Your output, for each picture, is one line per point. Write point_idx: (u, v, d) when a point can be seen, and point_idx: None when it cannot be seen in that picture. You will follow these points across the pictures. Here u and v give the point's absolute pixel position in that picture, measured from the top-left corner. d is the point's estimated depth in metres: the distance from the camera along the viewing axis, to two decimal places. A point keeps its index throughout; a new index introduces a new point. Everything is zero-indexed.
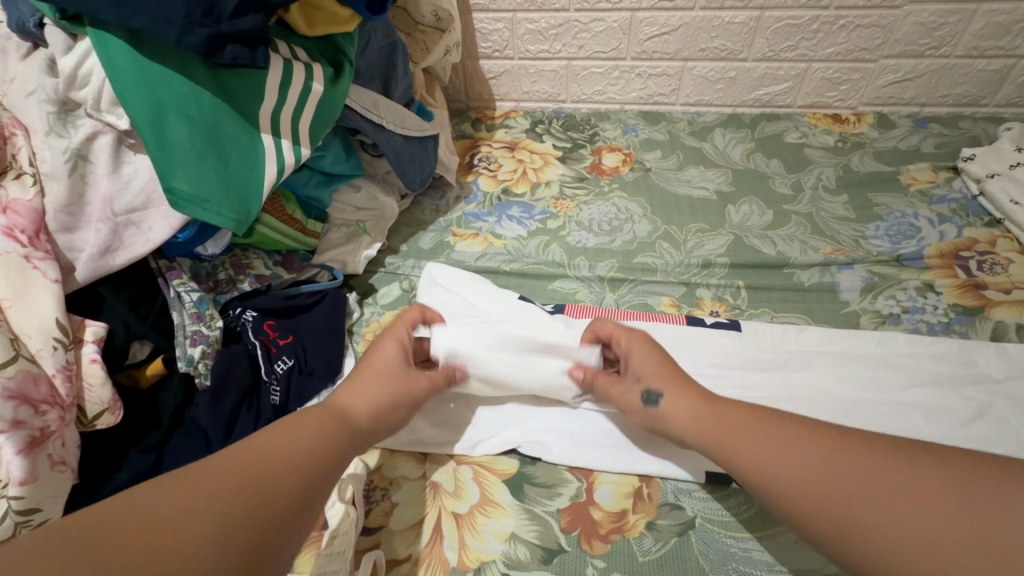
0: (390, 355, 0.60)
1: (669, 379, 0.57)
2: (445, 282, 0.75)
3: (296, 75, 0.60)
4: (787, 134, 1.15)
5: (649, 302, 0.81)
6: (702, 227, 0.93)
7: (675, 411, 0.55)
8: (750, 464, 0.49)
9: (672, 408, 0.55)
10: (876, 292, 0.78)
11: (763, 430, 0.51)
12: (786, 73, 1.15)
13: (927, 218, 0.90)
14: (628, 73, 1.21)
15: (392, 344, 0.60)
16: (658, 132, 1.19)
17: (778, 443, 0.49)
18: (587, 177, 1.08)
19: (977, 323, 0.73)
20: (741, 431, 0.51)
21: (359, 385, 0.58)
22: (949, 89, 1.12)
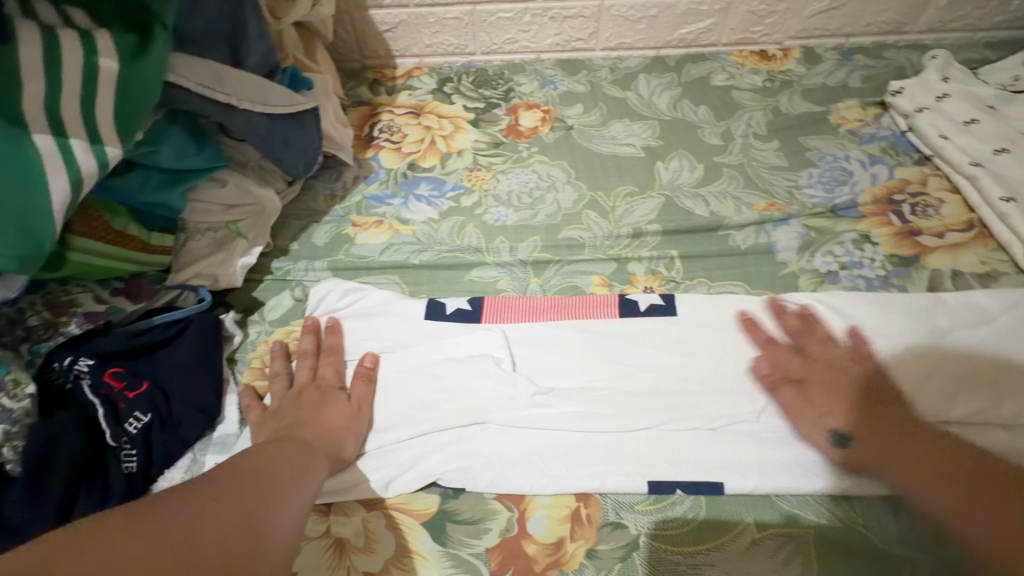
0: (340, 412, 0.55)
1: (859, 417, 0.55)
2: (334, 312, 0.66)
3: (70, 55, 0.45)
4: (714, 76, 1.06)
5: (578, 284, 0.72)
6: (631, 190, 0.84)
7: (868, 451, 0.53)
8: (920, 487, 0.50)
9: (865, 449, 0.53)
10: (813, 249, 0.73)
11: (914, 455, 0.51)
12: (709, 8, 1.06)
13: (859, 160, 0.85)
14: (541, 16, 1.08)
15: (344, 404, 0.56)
16: (579, 82, 1.08)
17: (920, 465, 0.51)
18: (504, 142, 0.95)
19: (914, 273, 0.70)
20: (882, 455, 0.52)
21: (314, 425, 0.53)
22: (874, 17, 1.06)
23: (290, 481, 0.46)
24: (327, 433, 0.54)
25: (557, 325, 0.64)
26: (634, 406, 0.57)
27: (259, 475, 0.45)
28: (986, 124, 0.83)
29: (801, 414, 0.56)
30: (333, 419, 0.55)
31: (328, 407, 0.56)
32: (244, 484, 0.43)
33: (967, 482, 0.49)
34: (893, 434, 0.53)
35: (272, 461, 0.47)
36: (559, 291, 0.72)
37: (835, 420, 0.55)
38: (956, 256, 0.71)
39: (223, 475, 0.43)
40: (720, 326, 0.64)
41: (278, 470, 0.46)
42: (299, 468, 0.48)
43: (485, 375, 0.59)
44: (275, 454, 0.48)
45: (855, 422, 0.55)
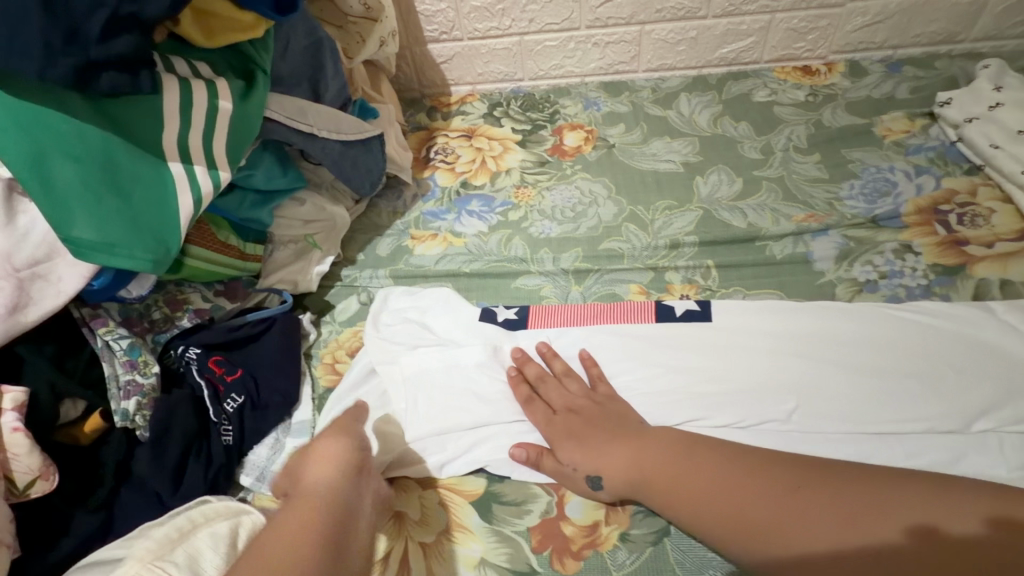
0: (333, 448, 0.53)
1: (581, 432, 0.58)
2: (397, 309, 0.74)
3: (197, 95, 0.56)
4: (756, 92, 1.09)
5: (617, 292, 0.77)
6: (670, 205, 0.88)
7: (610, 471, 0.55)
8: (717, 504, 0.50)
9: (606, 471, 0.55)
10: (852, 259, 0.74)
11: (742, 478, 0.51)
12: (749, 27, 1.09)
13: (904, 171, 0.86)
14: (584, 43, 1.15)
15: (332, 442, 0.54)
16: (621, 103, 1.14)
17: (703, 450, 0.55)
18: (549, 161, 1.03)
19: (958, 283, 0.70)
20: (771, 507, 0.49)
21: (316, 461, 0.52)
22: (923, 28, 1.06)
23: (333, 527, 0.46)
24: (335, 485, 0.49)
25: (597, 329, 0.69)
26: (668, 405, 0.61)
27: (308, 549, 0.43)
28: None
29: (556, 431, 0.59)
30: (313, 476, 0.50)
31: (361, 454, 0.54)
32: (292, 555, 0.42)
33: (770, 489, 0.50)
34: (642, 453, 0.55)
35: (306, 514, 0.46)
36: (598, 298, 0.77)
37: (585, 470, 0.56)
38: (1006, 266, 0.70)
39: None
40: (756, 332, 0.66)
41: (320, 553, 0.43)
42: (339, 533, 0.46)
43: (534, 372, 0.64)
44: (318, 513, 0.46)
45: (579, 439, 0.58)
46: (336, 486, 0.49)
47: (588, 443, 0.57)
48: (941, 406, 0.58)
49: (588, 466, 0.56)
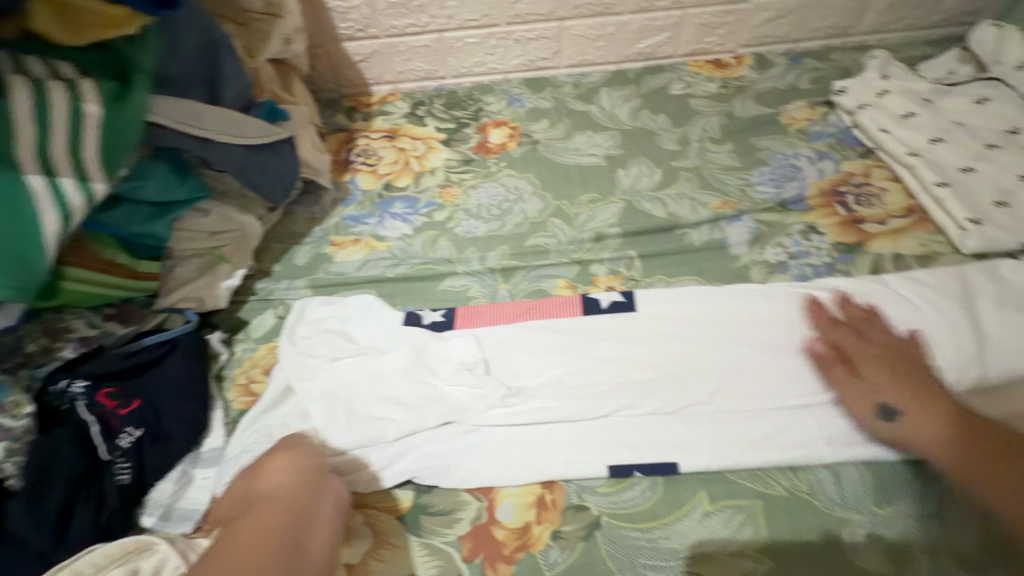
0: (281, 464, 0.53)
1: (919, 389, 0.57)
2: (316, 320, 0.70)
3: (58, 99, 0.50)
4: (672, 86, 1.12)
5: (545, 287, 0.76)
6: (593, 198, 0.89)
7: (921, 426, 0.55)
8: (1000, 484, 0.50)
9: (918, 425, 0.55)
10: (763, 242, 0.77)
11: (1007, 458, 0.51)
12: (663, 23, 1.12)
13: (807, 156, 0.91)
14: (505, 39, 1.15)
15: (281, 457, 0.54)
16: (544, 99, 1.14)
17: (893, 413, 0.56)
18: (474, 159, 1.01)
19: (857, 259, 0.74)
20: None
21: (269, 469, 0.53)
22: (819, 22, 1.13)
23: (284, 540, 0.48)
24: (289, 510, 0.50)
25: (524, 326, 0.68)
26: (596, 398, 0.61)
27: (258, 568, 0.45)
28: (923, 116, 0.88)
29: (880, 381, 0.58)
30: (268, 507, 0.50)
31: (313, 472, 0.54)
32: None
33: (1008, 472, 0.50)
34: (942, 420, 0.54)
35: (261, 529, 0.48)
36: (526, 296, 0.75)
37: (886, 396, 0.57)
38: (898, 241, 0.75)
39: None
40: (679, 318, 0.68)
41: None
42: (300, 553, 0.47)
43: (462, 376, 0.63)
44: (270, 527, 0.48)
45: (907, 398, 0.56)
46: (286, 494, 0.51)
47: (916, 393, 0.56)
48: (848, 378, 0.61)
49: (891, 397, 0.57)
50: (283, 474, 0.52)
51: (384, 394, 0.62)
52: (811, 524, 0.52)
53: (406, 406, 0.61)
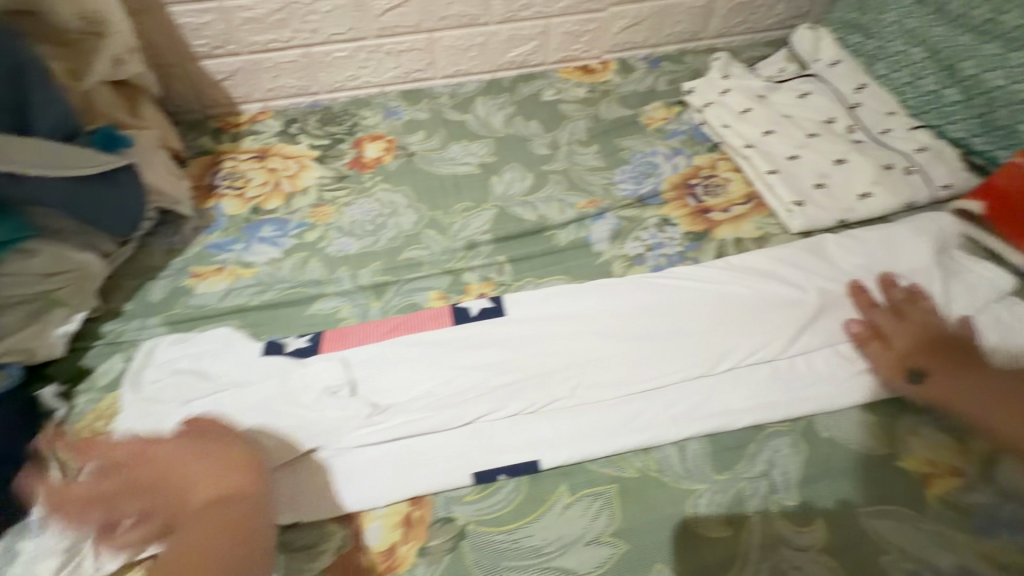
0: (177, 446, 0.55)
1: (931, 355, 0.60)
2: (163, 365, 0.65)
3: None
4: (543, 92, 1.16)
5: (417, 300, 0.76)
6: (467, 206, 0.90)
7: (934, 392, 0.58)
8: None
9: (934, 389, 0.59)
10: (623, 237, 0.82)
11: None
12: (530, 32, 1.16)
13: (664, 153, 0.97)
14: (376, 52, 1.13)
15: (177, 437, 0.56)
16: (421, 111, 1.14)
17: (920, 375, 0.59)
18: (348, 175, 0.99)
19: (704, 247, 0.80)
20: None
21: (166, 447, 0.55)
22: (672, 28, 1.21)
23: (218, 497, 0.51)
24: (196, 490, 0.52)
25: (392, 343, 0.67)
26: (460, 405, 0.61)
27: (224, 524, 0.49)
28: (758, 111, 0.97)
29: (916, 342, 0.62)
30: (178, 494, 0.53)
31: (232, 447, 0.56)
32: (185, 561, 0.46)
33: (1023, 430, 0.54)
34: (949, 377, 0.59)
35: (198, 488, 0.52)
36: (398, 311, 0.75)
37: (915, 361, 0.60)
38: (739, 227, 0.83)
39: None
40: (544, 318, 0.70)
41: (199, 553, 0.47)
42: (239, 503, 0.51)
43: (322, 402, 0.61)
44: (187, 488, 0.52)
45: (927, 360, 0.60)
46: (200, 453, 0.54)
47: (933, 357, 0.60)
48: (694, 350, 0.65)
49: (912, 362, 0.60)
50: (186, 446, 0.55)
51: (237, 433, 0.59)
52: (661, 502, 0.54)
53: (260, 444, 0.59)
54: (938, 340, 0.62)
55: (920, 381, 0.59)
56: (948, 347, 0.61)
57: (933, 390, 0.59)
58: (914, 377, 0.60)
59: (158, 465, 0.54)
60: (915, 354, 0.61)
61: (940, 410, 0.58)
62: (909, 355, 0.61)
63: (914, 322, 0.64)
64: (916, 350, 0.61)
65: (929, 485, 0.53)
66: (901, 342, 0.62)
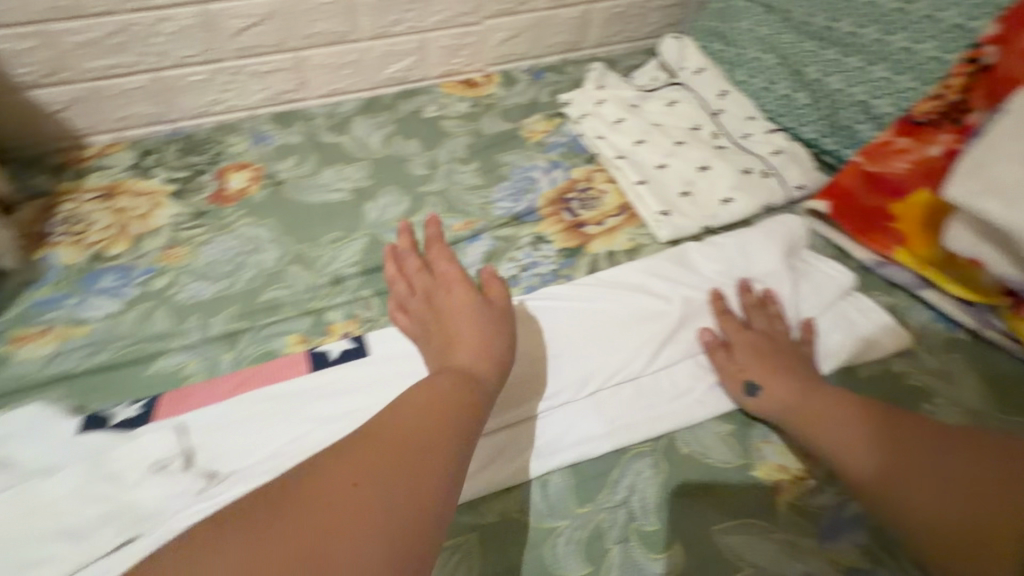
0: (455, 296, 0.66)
1: (768, 370, 0.61)
2: None
3: None
4: (425, 108, 1.13)
5: (274, 347, 0.70)
6: (336, 236, 0.85)
7: (774, 403, 0.59)
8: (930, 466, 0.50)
9: (772, 399, 0.59)
10: (497, 259, 0.80)
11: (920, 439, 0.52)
12: (405, 47, 1.12)
13: (543, 168, 0.96)
14: (237, 74, 1.05)
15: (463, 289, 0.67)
16: (293, 134, 1.07)
17: (755, 389, 0.61)
18: (208, 210, 0.91)
19: (578, 263, 0.79)
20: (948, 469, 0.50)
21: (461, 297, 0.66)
22: (552, 39, 1.21)
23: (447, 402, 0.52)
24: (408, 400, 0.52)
25: (239, 400, 0.62)
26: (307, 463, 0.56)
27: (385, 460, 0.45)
28: (630, 120, 0.99)
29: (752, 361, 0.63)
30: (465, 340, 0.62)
31: (449, 308, 0.65)
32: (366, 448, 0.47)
33: (913, 447, 0.52)
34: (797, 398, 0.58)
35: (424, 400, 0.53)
36: (253, 361, 0.69)
37: (751, 373, 0.62)
38: (612, 239, 0.83)
39: (368, 441, 0.47)
40: (409, 355, 0.67)
41: (399, 443, 0.47)
42: (446, 421, 0.51)
43: (152, 479, 0.55)
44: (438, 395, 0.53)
45: (764, 374, 0.61)
46: (476, 314, 0.64)
47: (771, 372, 0.61)
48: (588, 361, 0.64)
49: (754, 375, 0.61)
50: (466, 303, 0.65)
51: (50, 527, 0.52)
52: (521, 547, 0.52)
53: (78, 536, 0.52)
54: (772, 353, 0.63)
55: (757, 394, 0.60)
56: (781, 358, 0.62)
57: (769, 402, 0.59)
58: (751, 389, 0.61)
59: (444, 312, 0.65)
60: (749, 363, 0.63)
61: (775, 423, 0.59)
62: (748, 366, 0.62)
63: (761, 329, 0.66)
64: (753, 361, 0.63)
65: (779, 492, 0.54)
66: (742, 351, 0.64)
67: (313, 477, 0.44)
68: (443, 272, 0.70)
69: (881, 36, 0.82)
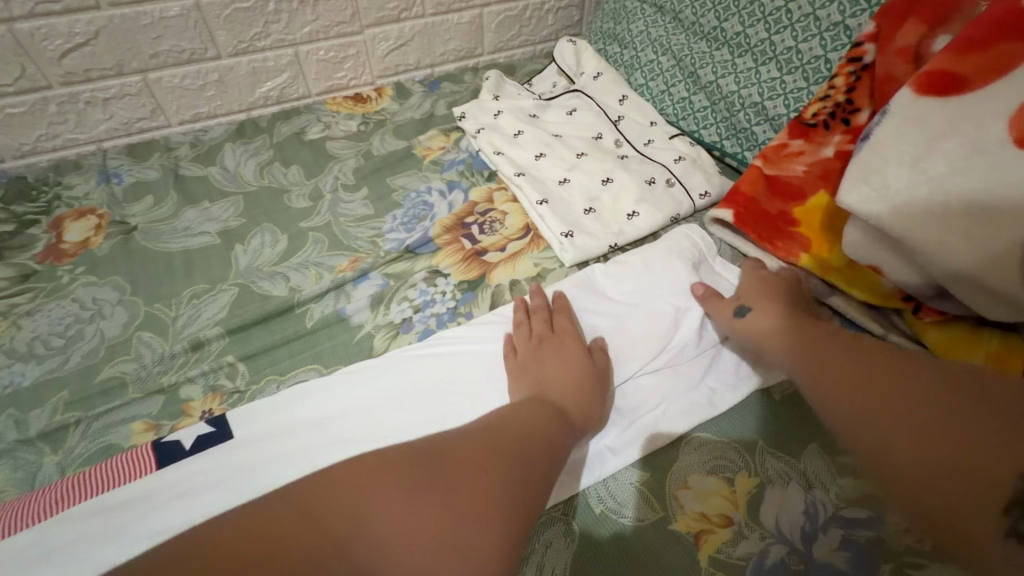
0: (564, 356, 0.60)
1: (762, 299, 0.63)
2: None
3: None
4: (308, 129, 1.01)
5: (112, 441, 0.58)
6: (199, 290, 0.73)
7: (759, 324, 0.60)
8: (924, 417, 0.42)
9: (758, 321, 0.61)
10: (387, 301, 0.71)
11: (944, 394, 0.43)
12: (277, 63, 1.00)
13: (439, 190, 0.88)
14: (71, 103, 0.91)
15: (571, 354, 0.61)
16: (150, 168, 0.93)
17: (745, 309, 0.63)
18: (36, 271, 0.76)
19: (479, 296, 0.72)
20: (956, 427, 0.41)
21: (560, 367, 0.59)
22: (444, 47, 1.13)
23: (534, 436, 0.50)
24: (510, 422, 0.51)
25: (60, 520, 0.50)
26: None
27: (466, 474, 0.43)
28: (529, 133, 0.93)
29: (750, 291, 0.65)
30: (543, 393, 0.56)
31: (559, 350, 0.61)
32: (450, 458, 0.45)
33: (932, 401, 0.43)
34: (803, 337, 0.56)
35: (514, 426, 0.51)
36: (84, 462, 0.56)
37: (745, 300, 0.64)
38: (515, 267, 0.76)
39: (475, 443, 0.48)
40: (282, 432, 0.57)
41: (480, 468, 0.44)
42: (531, 454, 0.48)
43: None
44: (525, 422, 0.51)
45: (758, 301, 0.63)
46: (580, 396, 0.57)
47: (769, 302, 0.62)
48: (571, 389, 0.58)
49: (749, 301, 0.64)
50: (569, 377, 0.58)
51: None
52: None
53: None
54: (778, 284, 0.66)
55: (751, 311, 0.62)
56: (781, 288, 0.64)
57: (752, 324, 0.61)
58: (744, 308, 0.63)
59: (547, 377, 0.59)
60: (745, 292, 0.65)
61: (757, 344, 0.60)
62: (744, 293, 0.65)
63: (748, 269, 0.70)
64: (750, 290, 0.65)
65: (700, 546, 0.49)
66: (745, 278, 0.68)
67: (433, 453, 0.45)
68: (561, 325, 0.65)
69: (767, 35, 0.80)
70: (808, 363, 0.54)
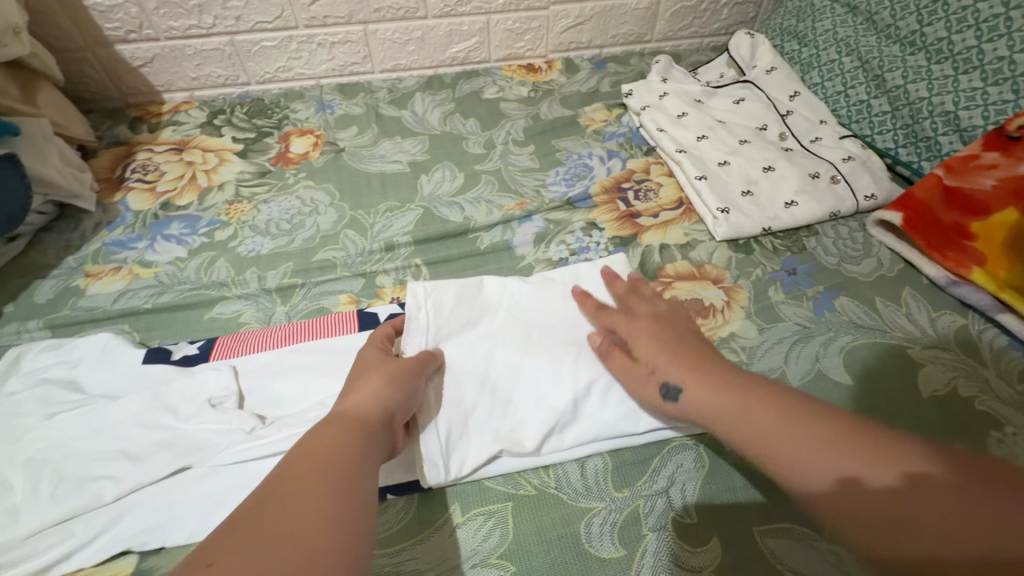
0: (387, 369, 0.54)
1: (689, 368, 0.53)
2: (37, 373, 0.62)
3: None
4: (485, 90, 1.13)
5: (326, 305, 0.72)
6: (391, 206, 0.86)
7: (697, 402, 0.51)
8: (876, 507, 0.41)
9: (693, 399, 0.52)
10: (547, 241, 0.80)
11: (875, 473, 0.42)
12: (470, 28, 1.13)
13: (599, 156, 0.95)
14: (307, 43, 1.09)
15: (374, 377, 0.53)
16: (355, 105, 1.09)
17: (674, 391, 0.53)
18: (270, 171, 0.94)
19: (630, 252, 0.79)
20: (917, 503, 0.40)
21: (358, 386, 0.52)
22: (617, 29, 1.20)
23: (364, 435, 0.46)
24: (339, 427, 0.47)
25: (292, 350, 0.65)
26: None
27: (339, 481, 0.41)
28: (692, 116, 0.96)
29: (666, 357, 0.55)
30: (317, 427, 0.46)
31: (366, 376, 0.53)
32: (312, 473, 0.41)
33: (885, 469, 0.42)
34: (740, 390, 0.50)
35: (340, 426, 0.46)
36: (305, 316, 0.71)
37: (666, 373, 0.54)
38: (666, 232, 0.81)
39: (288, 486, 0.39)
40: None
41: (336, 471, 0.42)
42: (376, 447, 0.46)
43: (204, 417, 0.58)
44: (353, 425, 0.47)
45: (684, 372, 0.53)
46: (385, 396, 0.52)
47: (690, 371, 0.53)
48: (468, 368, 0.61)
49: (669, 374, 0.54)
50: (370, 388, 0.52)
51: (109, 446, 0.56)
52: (553, 521, 0.53)
53: (136, 453, 0.55)
54: (679, 338, 0.57)
55: (676, 399, 0.53)
56: (685, 340, 0.57)
57: (688, 410, 0.52)
58: (667, 398, 0.53)
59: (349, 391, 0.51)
60: (664, 361, 0.55)
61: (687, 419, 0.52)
62: (650, 359, 0.56)
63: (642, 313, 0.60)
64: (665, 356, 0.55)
65: None
66: (641, 346, 0.57)
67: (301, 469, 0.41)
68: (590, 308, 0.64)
69: (976, 43, 0.77)
70: (718, 429, 0.50)
